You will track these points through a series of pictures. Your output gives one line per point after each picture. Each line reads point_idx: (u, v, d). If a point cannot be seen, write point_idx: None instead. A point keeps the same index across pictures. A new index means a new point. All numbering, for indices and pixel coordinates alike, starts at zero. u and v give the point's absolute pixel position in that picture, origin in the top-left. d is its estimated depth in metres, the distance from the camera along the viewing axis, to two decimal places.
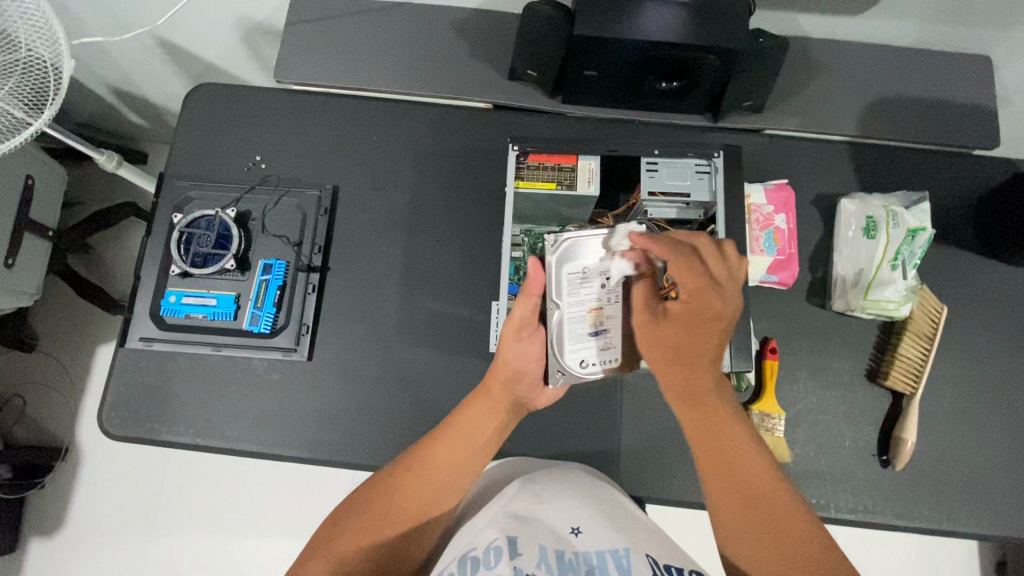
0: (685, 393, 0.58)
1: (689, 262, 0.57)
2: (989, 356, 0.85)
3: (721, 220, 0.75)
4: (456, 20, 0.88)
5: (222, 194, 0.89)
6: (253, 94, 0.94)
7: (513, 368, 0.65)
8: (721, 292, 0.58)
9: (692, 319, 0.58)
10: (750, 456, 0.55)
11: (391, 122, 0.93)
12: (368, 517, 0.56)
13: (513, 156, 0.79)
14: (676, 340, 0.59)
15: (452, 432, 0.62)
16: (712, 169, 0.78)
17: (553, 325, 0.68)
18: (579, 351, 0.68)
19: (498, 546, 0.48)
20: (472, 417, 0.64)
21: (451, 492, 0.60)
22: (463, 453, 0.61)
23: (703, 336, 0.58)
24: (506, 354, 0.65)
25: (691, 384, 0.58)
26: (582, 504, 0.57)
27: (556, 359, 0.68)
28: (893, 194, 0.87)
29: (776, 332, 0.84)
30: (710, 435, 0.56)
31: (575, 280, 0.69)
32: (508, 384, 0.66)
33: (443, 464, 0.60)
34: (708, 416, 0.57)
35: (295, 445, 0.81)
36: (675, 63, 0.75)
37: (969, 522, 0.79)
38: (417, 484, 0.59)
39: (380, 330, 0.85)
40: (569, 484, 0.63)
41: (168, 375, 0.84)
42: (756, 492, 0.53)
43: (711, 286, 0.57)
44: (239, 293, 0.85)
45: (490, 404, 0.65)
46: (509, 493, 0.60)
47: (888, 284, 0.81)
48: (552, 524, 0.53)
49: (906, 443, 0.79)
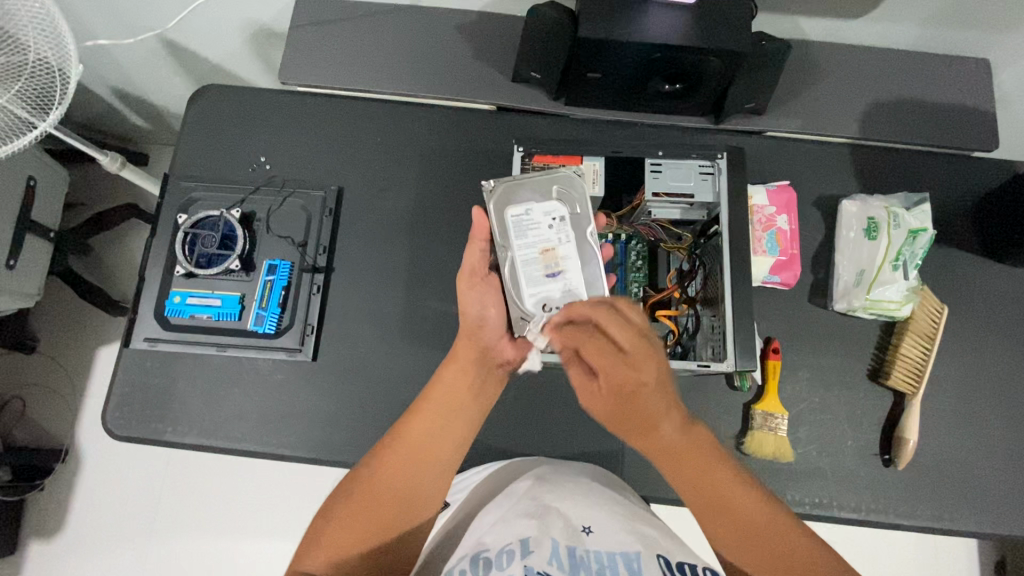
0: (661, 453, 0.56)
1: (595, 344, 0.56)
2: (989, 355, 0.86)
3: (725, 221, 0.76)
4: (460, 23, 0.89)
5: (227, 195, 0.90)
6: (256, 95, 0.95)
7: (471, 317, 0.66)
8: (634, 362, 0.54)
9: (623, 398, 0.55)
10: (742, 498, 0.53)
11: (395, 124, 0.93)
12: (356, 507, 0.56)
13: (518, 157, 0.80)
14: (621, 417, 0.56)
15: (428, 407, 0.61)
16: (716, 170, 0.79)
17: (506, 274, 0.68)
18: (539, 298, 0.68)
19: (510, 550, 0.49)
20: (446, 388, 0.63)
21: (434, 475, 0.59)
22: (441, 428, 0.61)
23: (645, 407, 0.55)
24: (466, 304, 0.67)
25: (658, 446, 0.56)
26: (593, 503, 0.58)
27: (518, 308, 0.67)
28: (894, 196, 0.88)
29: (779, 332, 0.85)
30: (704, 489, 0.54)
31: (522, 222, 0.70)
32: (473, 338, 0.66)
33: (422, 439, 0.60)
34: (689, 470, 0.55)
35: (300, 445, 0.81)
36: (679, 66, 0.76)
37: (971, 521, 0.80)
38: (398, 464, 0.58)
39: (384, 330, 0.85)
40: (578, 481, 0.64)
41: (173, 376, 0.84)
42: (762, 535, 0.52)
43: (621, 358, 0.55)
44: (244, 294, 0.86)
45: (460, 370, 0.64)
46: (517, 494, 0.61)
47: (890, 284, 0.82)
48: (563, 523, 0.53)
49: (906, 442, 0.80)
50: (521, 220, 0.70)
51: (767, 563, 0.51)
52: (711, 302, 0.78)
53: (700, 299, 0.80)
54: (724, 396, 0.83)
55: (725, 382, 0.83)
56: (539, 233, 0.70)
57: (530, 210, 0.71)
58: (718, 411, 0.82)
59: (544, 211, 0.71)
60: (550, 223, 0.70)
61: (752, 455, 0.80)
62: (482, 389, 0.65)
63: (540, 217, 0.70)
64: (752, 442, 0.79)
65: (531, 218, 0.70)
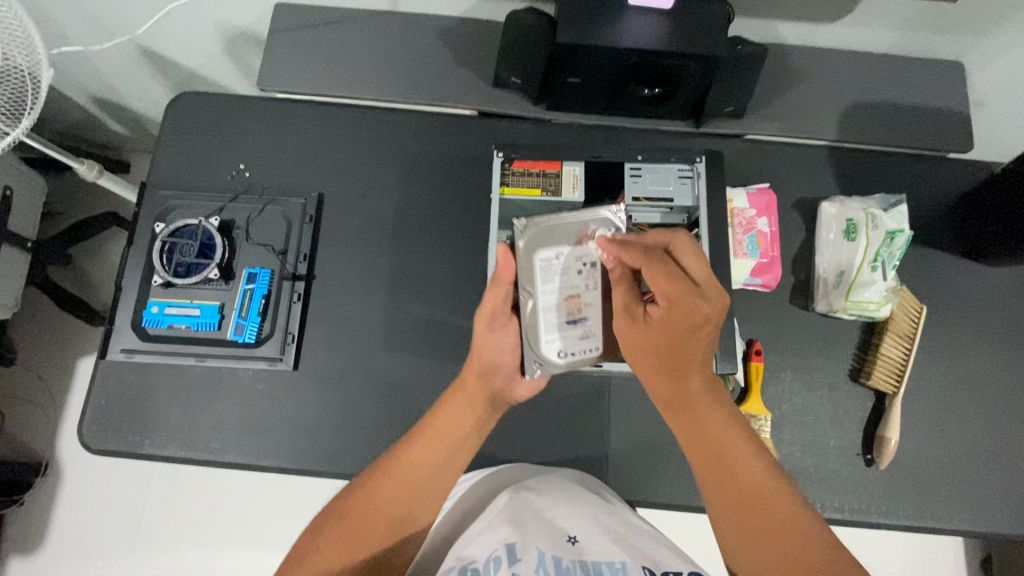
0: (676, 398, 0.59)
1: (661, 271, 0.58)
2: (968, 353, 0.87)
3: (705, 224, 0.76)
4: (439, 28, 0.90)
5: (204, 203, 0.88)
6: (234, 101, 0.94)
7: (486, 360, 0.66)
8: (705, 296, 0.57)
9: (676, 331, 0.58)
10: (749, 462, 0.55)
11: (375, 129, 0.93)
12: (345, 529, 0.56)
13: (497, 163, 0.80)
14: (661, 347, 0.59)
15: (429, 435, 0.62)
16: (695, 174, 0.78)
17: (526, 317, 0.70)
18: (554, 341, 0.70)
19: (496, 556, 0.50)
20: (448, 417, 0.63)
21: (430, 498, 0.59)
22: (440, 456, 0.60)
23: (692, 343, 0.58)
24: (479, 347, 0.67)
25: (680, 394, 0.59)
26: (583, 510, 0.59)
27: (532, 350, 0.70)
28: (873, 197, 0.89)
29: (762, 334, 0.85)
30: (701, 441, 0.57)
31: (549, 267, 0.71)
32: (484, 377, 0.66)
33: (420, 468, 0.60)
34: (700, 426, 0.57)
35: (282, 455, 0.80)
36: (657, 70, 0.77)
37: (953, 519, 0.80)
38: (392, 491, 0.58)
39: (367, 337, 0.85)
40: (565, 488, 0.65)
41: (151, 386, 0.82)
42: (767, 511, 0.53)
43: (693, 289, 0.57)
44: (223, 303, 0.84)
45: (466, 402, 0.64)
46: (504, 500, 0.61)
47: (868, 285, 0.82)
48: (550, 532, 0.53)
49: (889, 441, 0.80)
50: (548, 264, 0.71)
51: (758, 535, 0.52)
52: None
53: None
54: None
55: None
56: (567, 278, 0.71)
57: (560, 255, 0.72)
58: None
59: (575, 256, 0.71)
60: (578, 270, 0.71)
61: None
62: (485, 422, 0.66)
63: (568, 263, 0.71)
64: None
65: (560, 263, 0.71)
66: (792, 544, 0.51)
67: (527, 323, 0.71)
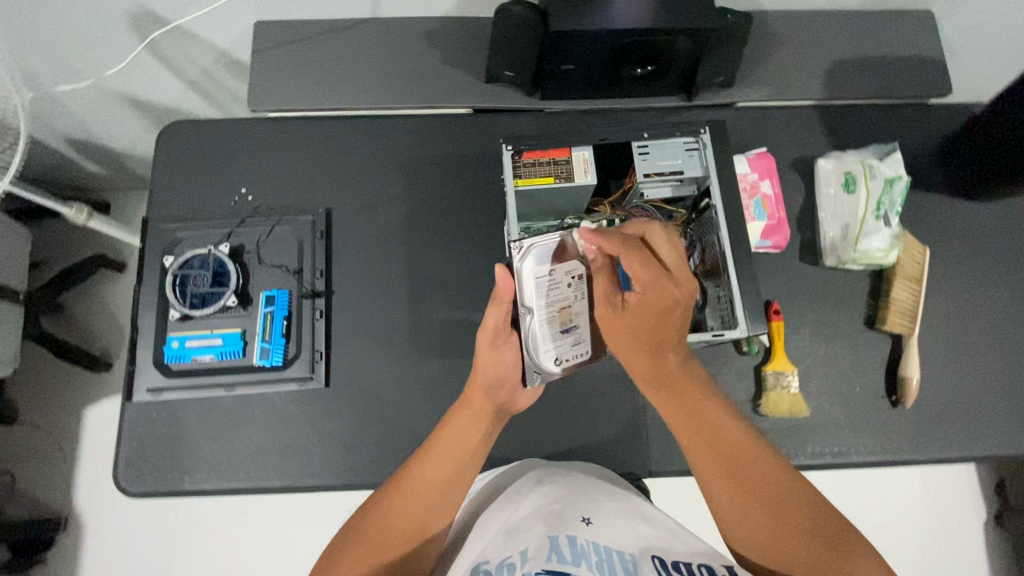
0: (658, 375, 0.61)
1: (637, 258, 0.58)
2: (973, 288, 0.90)
3: (716, 193, 0.77)
4: (425, 30, 0.91)
5: (210, 231, 0.87)
6: (226, 125, 0.92)
7: (492, 377, 0.68)
8: (675, 280, 0.59)
9: (654, 314, 0.59)
10: (733, 433, 0.58)
11: (374, 137, 0.93)
12: (364, 544, 0.59)
13: (508, 156, 0.80)
14: (638, 327, 0.60)
15: (437, 450, 0.64)
16: (701, 145, 0.80)
17: (525, 331, 0.69)
18: (552, 351, 0.70)
19: (510, 562, 0.51)
20: (455, 432, 0.66)
21: (445, 506, 0.63)
22: (447, 471, 0.63)
23: (669, 324, 0.60)
24: (483, 365, 0.68)
25: (659, 369, 0.61)
26: (592, 497, 0.61)
27: (532, 361, 0.70)
28: (866, 149, 0.92)
29: (778, 294, 0.88)
30: (690, 416, 0.59)
31: (543, 282, 0.69)
32: (489, 392, 0.69)
33: (431, 483, 0.62)
34: (682, 397, 0.60)
35: (326, 473, 0.80)
36: (649, 48, 0.81)
37: (979, 446, 0.84)
38: (407, 505, 0.61)
39: (394, 345, 0.85)
40: (568, 480, 0.67)
41: (182, 423, 0.81)
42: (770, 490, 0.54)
43: (662, 277, 0.58)
44: (244, 329, 0.83)
45: (472, 416, 0.67)
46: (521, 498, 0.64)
47: (873, 234, 0.86)
48: (564, 519, 0.56)
49: (911, 380, 0.83)
50: (543, 281, 0.69)
51: (756, 504, 0.54)
52: (713, 273, 0.78)
53: (701, 272, 0.81)
54: (735, 363, 0.85)
55: (733, 349, 0.85)
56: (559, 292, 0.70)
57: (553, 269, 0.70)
58: (732, 379, 0.84)
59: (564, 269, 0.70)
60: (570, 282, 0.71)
61: (770, 415, 0.82)
62: (489, 432, 0.69)
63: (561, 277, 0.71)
64: (768, 403, 0.82)
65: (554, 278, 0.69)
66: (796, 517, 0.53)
67: (528, 340, 0.70)
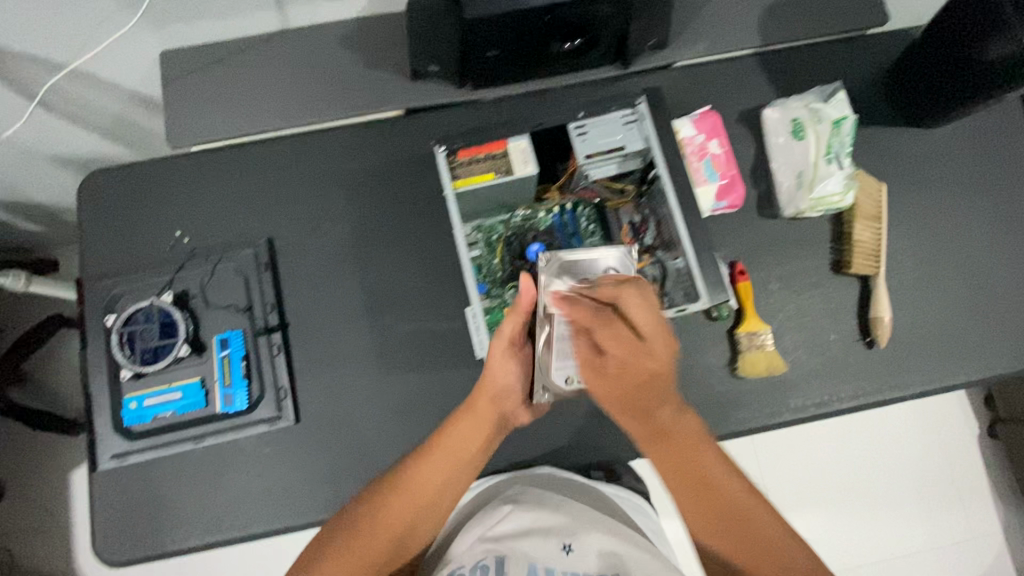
0: (650, 432, 0.59)
1: (614, 329, 0.57)
2: (933, 215, 0.90)
3: (661, 163, 0.75)
4: (342, 35, 0.88)
5: (150, 281, 0.82)
6: (148, 166, 0.87)
7: (499, 385, 0.69)
8: (651, 348, 0.56)
9: (635, 384, 0.57)
10: (721, 479, 0.58)
11: (306, 155, 0.89)
12: (351, 543, 0.61)
13: (442, 157, 0.77)
14: (629, 390, 0.58)
15: (441, 452, 0.66)
16: (639, 117, 0.78)
17: (540, 350, 0.64)
18: (565, 375, 0.63)
19: (484, 565, 0.68)
20: (458, 437, 0.67)
21: (432, 512, 0.65)
22: (446, 475, 0.66)
23: (655, 391, 0.58)
24: (492, 371, 0.68)
25: (654, 429, 0.59)
26: (582, 519, 0.74)
27: (543, 380, 0.67)
28: (809, 93, 0.89)
29: (741, 254, 0.86)
30: (682, 464, 0.58)
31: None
32: (495, 401, 0.70)
33: (429, 486, 0.65)
34: (680, 449, 0.58)
35: (311, 509, 0.78)
36: (573, 21, 0.77)
37: (957, 373, 0.84)
38: (399, 504, 0.63)
39: (361, 368, 0.82)
40: (562, 497, 0.77)
41: (154, 484, 0.78)
42: (746, 534, 0.57)
43: (641, 345, 0.56)
44: (203, 377, 0.80)
45: (477, 422, 0.69)
46: (520, 503, 0.75)
47: (829, 178, 0.83)
48: (550, 542, 0.70)
49: (882, 319, 0.83)
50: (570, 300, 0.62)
51: (739, 532, 0.57)
52: (670, 245, 0.77)
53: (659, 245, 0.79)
54: (707, 331, 0.84)
55: (703, 317, 0.84)
56: None
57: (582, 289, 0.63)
58: (705, 347, 0.83)
59: None
60: None
61: (747, 377, 0.82)
62: (490, 440, 0.71)
63: None
64: (745, 366, 0.81)
65: None
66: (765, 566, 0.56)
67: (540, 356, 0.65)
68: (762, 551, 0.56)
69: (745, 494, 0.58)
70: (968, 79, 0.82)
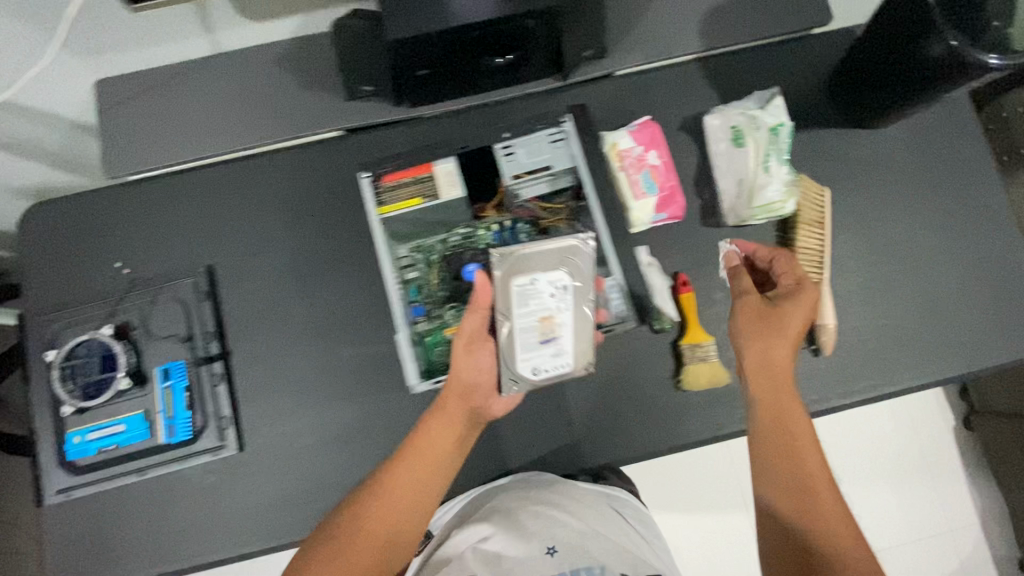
0: (767, 370, 0.70)
1: (788, 258, 0.78)
2: (880, 218, 0.89)
3: (586, 182, 0.84)
4: (276, 57, 0.87)
5: (91, 314, 0.83)
6: (86, 197, 0.87)
7: (466, 381, 0.71)
8: (801, 286, 0.74)
9: (767, 319, 0.73)
10: (802, 432, 0.66)
11: (244, 180, 0.88)
12: (336, 547, 0.63)
13: (367, 183, 0.85)
14: (760, 326, 0.73)
15: (416, 456, 0.68)
16: (566, 134, 0.87)
17: (502, 340, 0.70)
18: (530, 361, 0.70)
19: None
20: (431, 439, 0.69)
21: (412, 516, 0.67)
22: (422, 476, 0.68)
23: (789, 321, 0.72)
24: (459, 369, 0.71)
25: (768, 366, 0.71)
26: (573, 526, 0.69)
27: (509, 369, 0.70)
28: (749, 99, 0.87)
29: (683, 266, 0.85)
30: (773, 409, 0.67)
31: (525, 291, 0.70)
32: (465, 398, 0.71)
33: (405, 489, 0.67)
34: (768, 396, 0.68)
35: (257, 538, 0.78)
36: (501, 37, 0.76)
37: (904, 378, 0.84)
38: (380, 510, 0.65)
39: (304, 393, 0.82)
40: (544, 503, 0.73)
41: (100, 517, 0.79)
42: (801, 476, 0.63)
43: (799, 283, 0.75)
44: (146, 409, 0.80)
45: (448, 421, 0.70)
46: (506, 518, 0.70)
47: (768, 186, 0.82)
48: (536, 548, 0.66)
49: (826, 327, 0.82)
50: (524, 290, 0.69)
51: (789, 483, 0.63)
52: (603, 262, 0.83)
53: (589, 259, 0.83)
54: (650, 344, 0.83)
55: (646, 330, 0.84)
56: (539, 302, 0.70)
57: (534, 280, 0.70)
58: (648, 360, 0.83)
59: (548, 280, 0.70)
60: (550, 292, 0.70)
61: (691, 389, 0.81)
62: (465, 438, 0.72)
63: (542, 286, 0.70)
64: (688, 378, 0.81)
65: (533, 288, 0.70)
66: (816, 504, 0.61)
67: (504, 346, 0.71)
68: (809, 505, 0.61)
69: (813, 457, 0.64)
70: (922, 70, 0.76)
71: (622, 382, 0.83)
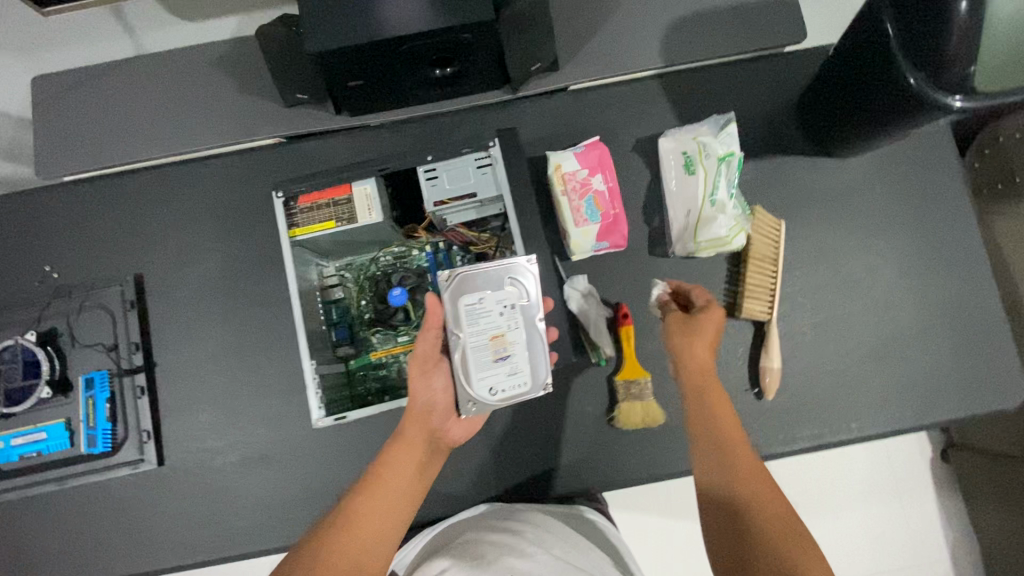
0: (694, 365, 0.68)
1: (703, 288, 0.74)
2: (840, 256, 0.83)
3: (511, 213, 0.73)
4: (210, 60, 0.83)
5: (15, 318, 0.80)
6: (21, 199, 0.86)
7: (422, 403, 0.66)
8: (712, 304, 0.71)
9: (688, 326, 0.70)
10: (729, 419, 0.63)
11: (179, 187, 0.86)
12: None
13: (281, 204, 0.76)
14: (678, 333, 0.70)
15: (375, 486, 0.61)
16: (492, 160, 0.76)
17: (455, 361, 0.65)
18: (485, 381, 0.65)
19: None
20: (391, 467, 0.63)
21: (378, 551, 0.58)
22: (388, 506, 0.61)
23: (708, 326, 0.69)
24: (413, 391, 0.65)
25: (695, 364, 0.68)
26: (534, 553, 0.62)
27: (464, 389, 0.65)
28: (704, 123, 0.82)
29: (623, 299, 0.82)
30: (701, 399, 0.65)
31: (474, 310, 0.65)
32: (420, 421, 0.66)
33: (370, 521, 0.59)
34: (699, 389, 0.66)
35: (171, 554, 0.78)
36: (433, 52, 0.71)
37: (850, 428, 0.79)
38: (341, 547, 0.56)
39: (227, 411, 0.81)
40: (504, 534, 0.66)
41: (24, 521, 0.80)
42: (734, 453, 0.60)
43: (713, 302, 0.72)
44: (69, 418, 0.77)
45: (407, 446, 0.65)
46: (464, 551, 0.63)
47: (715, 220, 0.78)
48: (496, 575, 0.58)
49: (772, 369, 0.78)
50: (474, 307, 0.65)
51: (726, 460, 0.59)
52: None
53: None
54: (582, 379, 0.80)
55: (580, 364, 0.81)
56: (490, 320, 0.65)
57: (483, 297, 0.66)
58: (579, 395, 0.80)
59: (496, 298, 0.66)
60: (501, 310, 0.66)
61: (624, 428, 0.78)
62: (428, 463, 0.66)
63: (494, 305, 0.66)
64: (622, 416, 0.77)
65: (483, 306, 0.65)
66: (752, 478, 0.57)
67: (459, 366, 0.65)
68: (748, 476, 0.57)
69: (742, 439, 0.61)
70: (891, 109, 0.69)
71: (550, 416, 0.80)
